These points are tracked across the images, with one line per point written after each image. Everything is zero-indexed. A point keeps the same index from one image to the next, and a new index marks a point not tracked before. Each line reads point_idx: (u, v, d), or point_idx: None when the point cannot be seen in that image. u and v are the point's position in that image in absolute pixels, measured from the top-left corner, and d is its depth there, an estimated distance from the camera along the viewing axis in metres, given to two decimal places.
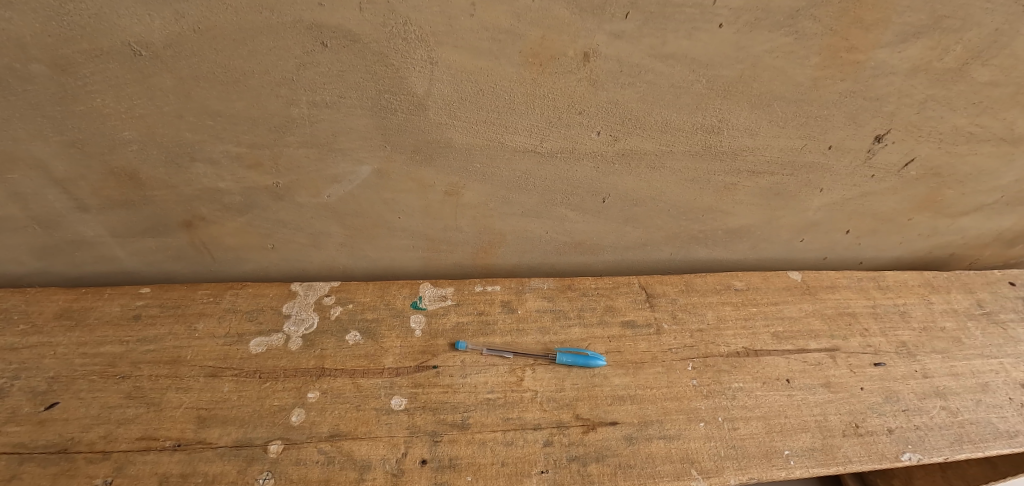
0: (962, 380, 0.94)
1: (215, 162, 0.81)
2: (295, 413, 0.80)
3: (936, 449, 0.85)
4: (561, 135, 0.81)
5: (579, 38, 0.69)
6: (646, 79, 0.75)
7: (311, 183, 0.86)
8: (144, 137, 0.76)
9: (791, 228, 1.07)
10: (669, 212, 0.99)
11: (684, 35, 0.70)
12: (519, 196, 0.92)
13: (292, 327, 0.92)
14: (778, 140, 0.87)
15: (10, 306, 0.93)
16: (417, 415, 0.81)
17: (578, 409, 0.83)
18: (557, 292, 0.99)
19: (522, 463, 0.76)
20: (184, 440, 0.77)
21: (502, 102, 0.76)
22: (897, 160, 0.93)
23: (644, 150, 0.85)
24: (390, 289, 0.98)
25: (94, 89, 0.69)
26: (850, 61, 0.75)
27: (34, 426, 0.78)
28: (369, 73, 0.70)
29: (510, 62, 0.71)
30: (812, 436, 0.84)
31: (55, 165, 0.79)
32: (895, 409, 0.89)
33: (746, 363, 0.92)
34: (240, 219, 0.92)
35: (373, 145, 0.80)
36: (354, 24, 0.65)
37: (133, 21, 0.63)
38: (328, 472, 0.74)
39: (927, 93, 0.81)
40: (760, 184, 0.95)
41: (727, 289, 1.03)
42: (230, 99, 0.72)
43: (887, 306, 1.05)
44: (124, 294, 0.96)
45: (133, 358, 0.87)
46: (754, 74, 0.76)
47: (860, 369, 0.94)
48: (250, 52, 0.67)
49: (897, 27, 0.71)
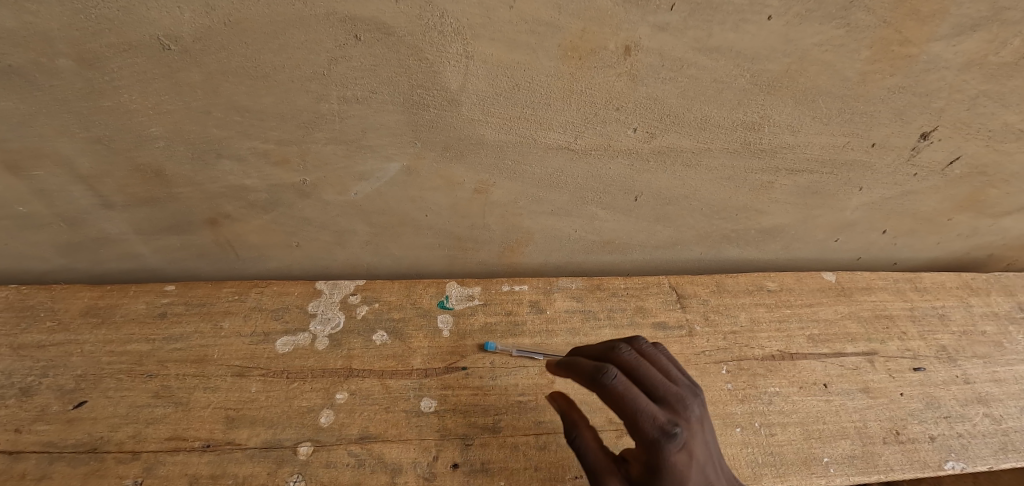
0: (1005, 386, 0.92)
1: (242, 158, 0.79)
2: (324, 414, 0.79)
3: (980, 458, 0.83)
4: (596, 131, 0.79)
5: (620, 31, 0.66)
6: (688, 74, 0.72)
7: (338, 180, 0.84)
8: (171, 134, 0.75)
9: (826, 228, 1.04)
10: (702, 211, 0.96)
11: (730, 27, 0.67)
12: (549, 194, 0.90)
13: (318, 326, 0.91)
14: (821, 136, 0.83)
15: (36, 303, 0.93)
16: (447, 417, 0.79)
17: (611, 413, 0.81)
18: (586, 292, 0.97)
19: (556, 468, 0.75)
20: (213, 440, 0.77)
21: (538, 97, 0.73)
22: (943, 158, 0.89)
23: (680, 147, 0.82)
24: (417, 287, 0.96)
25: (120, 84, 0.68)
26: (902, 55, 0.72)
27: (64, 425, 0.78)
28: (402, 67, 0.68)
29: (548, 56, 0.68)
30: (852, 443, 0.81)
31: (80, 161, 0.78)
32: (937, 416, 0.86)
33: (782, 367, 0.89)
34: (265, 216, 0.91)
35: (403, 141, 0.78)
36: (389, 16, 0.62)
37: (162, 14, 0.60)
38: (359, 475, 0.73)
39: (980, 89, 0.77)
40: (798, 182, 0.92)
41: (760, 290, 1.00)
42: (258, 94, 0.70)
43: (925, 309, 1.02)
44: (149, 291, 0.95)
45: (160, 357, 0.86)
46: (801, 69, 0.72)
47: (899, 374, 0.91)
48: (281, 45, 0.65)
49: (955, 19, 0.67)
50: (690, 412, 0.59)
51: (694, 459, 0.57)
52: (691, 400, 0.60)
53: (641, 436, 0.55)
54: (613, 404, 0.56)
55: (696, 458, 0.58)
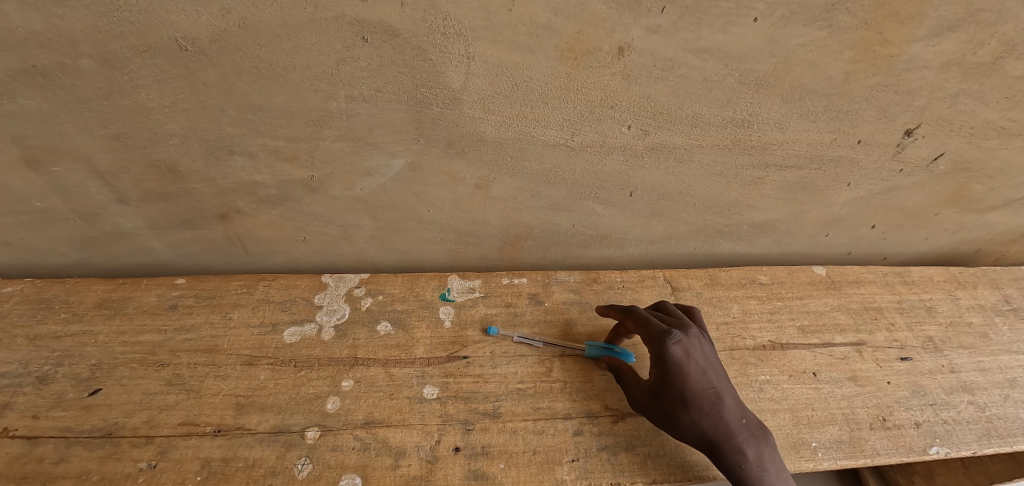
0: (990, 375, 0.94)
1: (253, 155, 0.83)
2: (331, 400, 0.82)
3: (964, 443, 0.86)
4: (592, 128, 0.82)
5: (614, 32, 0.69)
6: (680, 73, 0.75)
7: (345, 176, 0.87)
8: (186, 131, 0.78)
9: (816, 222, 1.07)
10: (695, 206, 0.99)
11: (718, 30, 0.70)
12: (547, 190, 0.93)
13: (324, 317, 0.94)
14: (808, 134, 0.87)
15: (52, 295, 0.96)
16: (449, 403, 0.82)
17: (607, 399, 0.84)
18: (583, 285, 1.00)
19: (554, 451, 0.78)
20: (224, 425, 0.80)
21: (537, 96, 0.77)
22: (927, 154, 0.93)
23: (673, 144, 0.86)
24: (419, 280, 1.00)
25: (139, 83, 0.71)
26: (884, 55, 0.75)
27: (80, 411, 0.81)
28: (407, 67, 0.72)
29: (546, 57, 0.72)
30: (840, 429, 0.84)
31: (98, 158, 0.81)
32: (922, 403, 0.89)
33: (773, 356, 0.92)
34: (274, 212, 0.94)
35: (407, 138, 0.82)
36: (395, 19, 0.66)
37: (181, 17, 0.64)
38: (364, 457, 0.76)
39: (960, 87, 0.81)
40: (788, 178, 0.95)
41: (753, 283, 1.04)
42: (270, 93, 0.74)
43: (913, 302, 1.05)
44: (160, 285, 0.98)
45: (172, 346, 0.90)
46: (787, 69, 0.76)
47: (887, 363, 0.94)
48: (293, 47, 0.68)
49: (933, 21, 0.71)
50: (691, 329, 0.81)
51: (691, 356, 0.77)
52: (695, 327, 0.81)
53: (651, 338, 0.77)
54: (634, 322, 0.82)
55: (694, 358, 0.77)
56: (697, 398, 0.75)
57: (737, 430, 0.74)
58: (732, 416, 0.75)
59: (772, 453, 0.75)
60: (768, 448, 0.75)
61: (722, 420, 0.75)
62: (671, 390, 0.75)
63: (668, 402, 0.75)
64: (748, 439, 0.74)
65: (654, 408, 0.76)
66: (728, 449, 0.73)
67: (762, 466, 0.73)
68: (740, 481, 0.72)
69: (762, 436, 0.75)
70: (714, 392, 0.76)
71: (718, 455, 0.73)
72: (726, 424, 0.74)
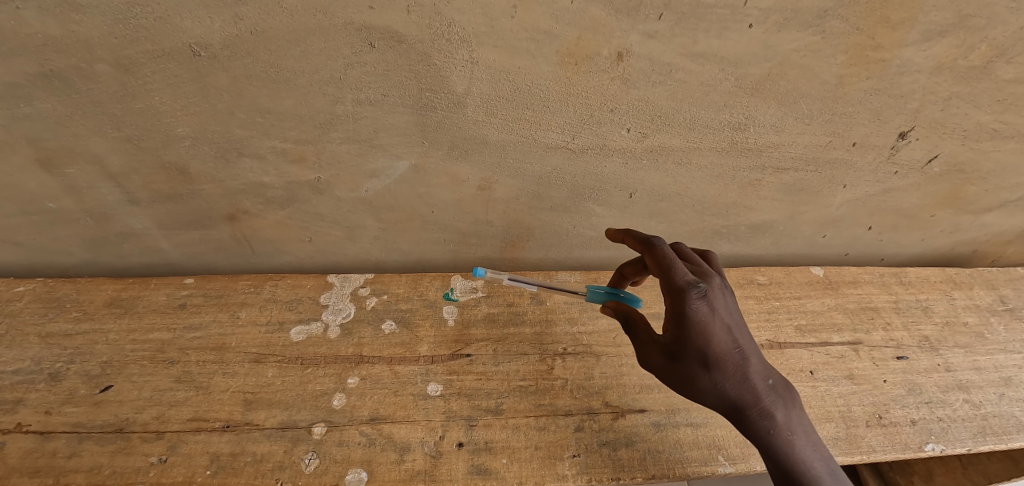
0: (985, 374, 0.96)
1: (261, 157, 0.85)
2: (337, 397, 0.84)
3: (959, 440, 0.87)
4: (592, 131, 0.84)
5: (613, 38, 0.71)
6: (677, 77, 0.77)
7: (351, 178, 0.90)
8: (196, 134, 0.81)
9: (813, 223, 1.08)
10: (694, 207, 1.01)
11: (714, 35, 0.72)
12: (548, 191, 0.95)
13: (330, 316, 0.96)
14: (803, 136, 0.89)
15: (63, 295, 0.98)
16: (453, 400, 0.84)
17: (608, 396, 0.86)
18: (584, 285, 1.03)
19: (555, 447, 0.80)
20: (232, 421, 0.81)
21: (539, 99, 0.79)
22: (921, 156, 0.94)
23: (671, 146, 0.88)
24: (423, 280, 1.02)
25: (153, 87, 0.74)
26: (876, 59, 0.77)
27: (91, 407, 0.83)
28: (412, 72, 0.74)
29: (547, 62, 0.74)
30: (836, 426, 0.86)
31: (110, 160, 0.84)
32: (918, 401, 0.90)
33: (770, 355, 0.94)
34: (281, 213, 0.96)
35: (412, 141, 0.84)
36: (401, 25, 0.68)
37: (194, 24, 0.66)
38: (369, 452, 0.78)
39: (951, 90, 0.82)
40: (784, 180, 0.97)
41: (751, 283, 1.05)
42: (279, 97, 0.76)
43: (909, 301, 1.07)
44: (169, 284, 1.00)
45: (181, 344, 0.91)
46: (782, 73, 0.78)
47: (883, 362, 0.96)
48: (302, 52, 0.70)
49: (923, 26, 0.72)
50: (714, 279, 0.70)
51: (716, 311, 0.66)
52: (718, 276, 0.71)
53: (670, 291, 0.66)
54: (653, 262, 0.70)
55: (718, 313, 0.66)
56: (721, 359, 0.65)
57: (764, 393, 0.65)
58: (759, 377, 0.66)
59: (801, 415, 0.67)
60: (796, 409, 0.67)
61: (748, 382, 0.66)
62: (691, 350, 0.65)
63: (688, 364, 0.65)
64: (775, 401, 0.66)
65: (670, 370, 0.66)
66: (755, 415, 0.65)
67: (790, 431, 0.65)
68: (765, 447, 0.65)
69: (790, 397, 0.67)
70: (739, 351, 0.66)
71: (741, 419, 0.65)
72: (752, 387, 0.65)
